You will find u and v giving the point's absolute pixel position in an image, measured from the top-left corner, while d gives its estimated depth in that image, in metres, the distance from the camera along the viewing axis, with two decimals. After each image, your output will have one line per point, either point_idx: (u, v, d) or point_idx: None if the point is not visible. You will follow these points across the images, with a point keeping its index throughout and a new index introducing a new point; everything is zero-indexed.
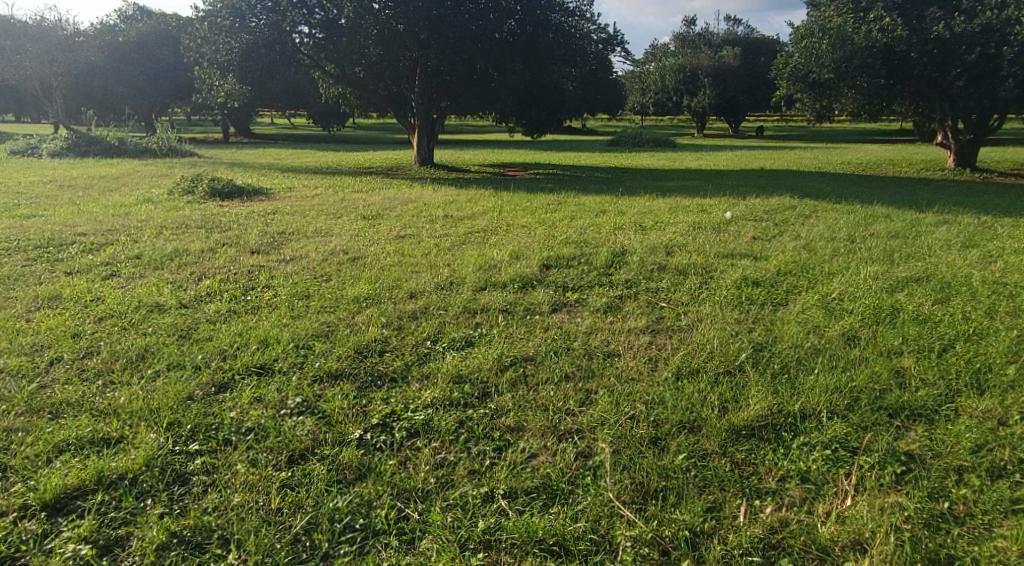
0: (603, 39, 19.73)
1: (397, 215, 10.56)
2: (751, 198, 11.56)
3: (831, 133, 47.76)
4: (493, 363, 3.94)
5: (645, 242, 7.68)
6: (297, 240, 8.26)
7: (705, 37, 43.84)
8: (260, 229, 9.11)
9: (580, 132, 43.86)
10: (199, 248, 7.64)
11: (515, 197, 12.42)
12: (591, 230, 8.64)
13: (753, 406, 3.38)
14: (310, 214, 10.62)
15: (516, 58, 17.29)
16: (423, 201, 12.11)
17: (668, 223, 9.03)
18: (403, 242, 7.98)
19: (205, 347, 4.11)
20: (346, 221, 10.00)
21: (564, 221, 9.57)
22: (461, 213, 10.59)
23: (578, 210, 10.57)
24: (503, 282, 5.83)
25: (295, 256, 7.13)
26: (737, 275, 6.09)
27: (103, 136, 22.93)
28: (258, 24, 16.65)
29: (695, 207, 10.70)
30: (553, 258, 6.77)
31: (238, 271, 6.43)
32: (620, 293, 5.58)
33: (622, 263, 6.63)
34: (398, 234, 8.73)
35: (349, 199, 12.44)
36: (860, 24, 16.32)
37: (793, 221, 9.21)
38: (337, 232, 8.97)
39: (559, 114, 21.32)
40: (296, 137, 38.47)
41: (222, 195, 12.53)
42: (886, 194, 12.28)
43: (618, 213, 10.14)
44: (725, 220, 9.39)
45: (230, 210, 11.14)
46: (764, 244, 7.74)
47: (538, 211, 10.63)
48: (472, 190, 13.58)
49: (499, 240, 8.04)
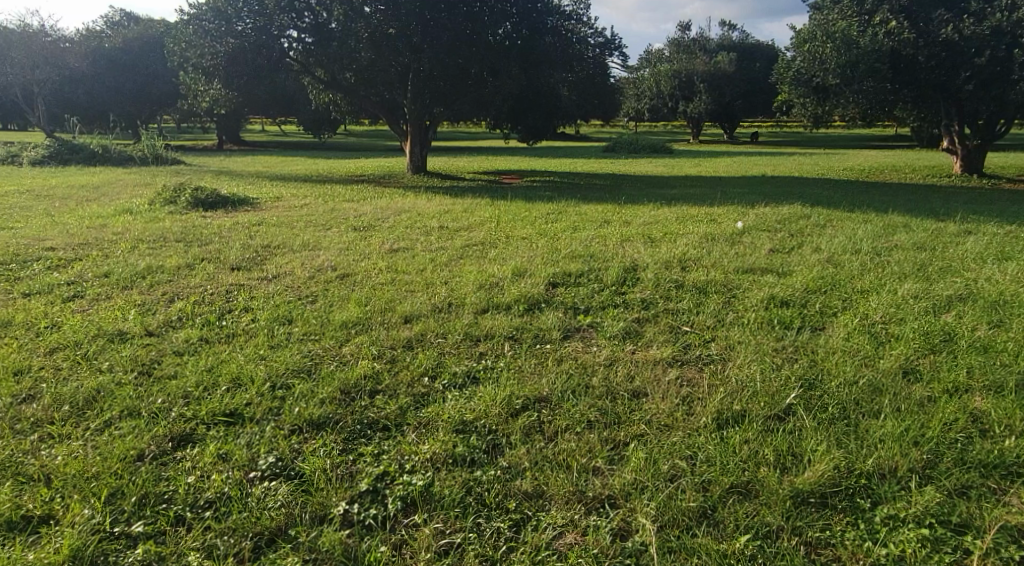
0: (600, 43, 19.28)
1: (390, 225, 10.02)
2: (760, 206, 11.09)
3: (828, 139, 47.52)
4: (503, 407, 3.39)
5: (657, 256, 7.17)
6: (282, 255, 7.71)
7: (700, 42, 43.55)
8: (243, 242, 8.56)
9: (575, 139, 43.49)
10: (175, 264, 7.08)
11: (513, 206, 11.91)
12: (598, 243, 8.13)
13: (819, 468, 2.84)
14: (298, 226, 10.07)
15: (513, 63, 16.80)
16: (418, 210, 11.58)
17: (678, 235, 8.53)
18: (397, 257, 7.45)
19: (164, 387, 3.54)
20: (335, 233, 9.45)
21: (567, 232, 9.06)
22: (458, 223, 10.08)
23: (581, 220, 10.06)
24: (507, 304, 5.29)
25: (279, 274, 6.57)
26: (762, 293, 5.58)
27: (86, 143, 22.33)
28: (245, 28, 16.12)
29: (703, 217, 10.21)
30: (560, 275, 6.25)
31: (215, 292, 5.87)
32: (637, 316, 5.04)
33: (635, 280, 6.11)
34: (391, 247, 8.21)
35: (340, 209, 11.91)
36: (865, 28, 15.86)
37: (810, 231, 8.73)
38: (326, 245, 8.42)
39: (556, 120, 20.85)
40: (286, 144, 37.94)
41: (206, 206, 11.97)
42: (899, 203, 11.83)
43: (623, 224, 9.64)
44: (738, 231, 8.90)
45: (214, 221, 10.58)
46: (783, 258, 7.23)
47: (539, 221, 10.11)
48: (469, 199, 13.06)
49: (500, 254, 7.52)
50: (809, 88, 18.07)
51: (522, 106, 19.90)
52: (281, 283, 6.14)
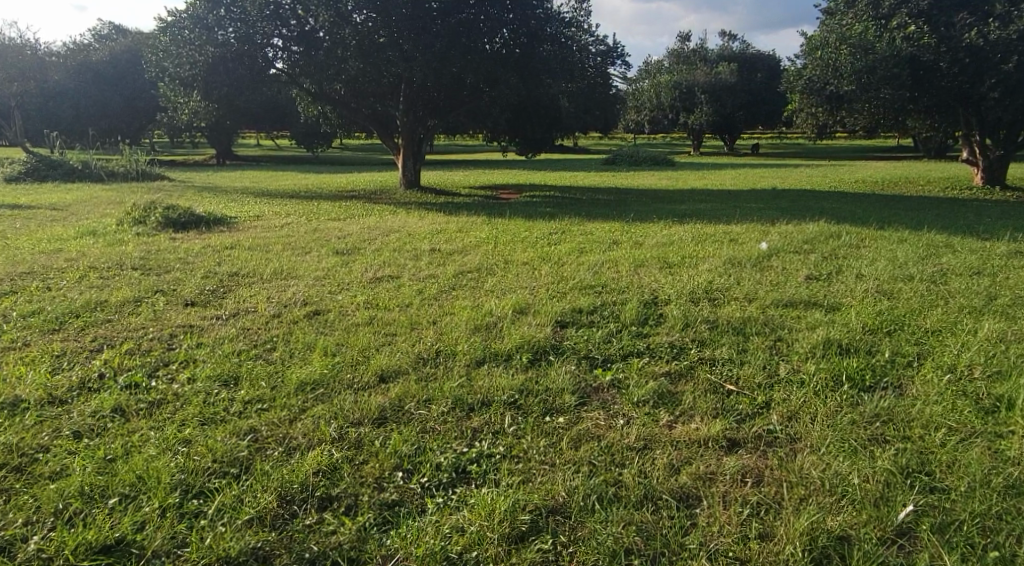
0: (602, 51, 18.36)
1: (375, 248, 9.08)
2: (782, 224, 10.20)
3: (831, 151, 46.74)
4: (502, 529, 2.51)
5: (681, 286, 6.22)
6: (250, 286, 6.75)
7: (700, 53, 43.37)
8: (209, 271, 7.60)
9: (575, 152, 42.69)
10: (121, 299, 6.11)
11: (512, 225, 10.99)
12: (610, 269, 7.17)
13: None
14: (274, 249, 9.12)
15: (511, 72, 15.91)
16: (409, 230, 10.65)
17: (699, 258, 7.59)
18: (382, 288, 6.48)
19: (34, 498, 2.62)
20: (314, 258, 8.50)
21: (572, 257, 8.12)
22: (451, 245, 9.13)
23: (587, 242, 9.14)
24: (506, 354, 4.34)
25: (240, 311, 5.60)
26: (819, 335, 4.60)
27: (65, 159, 21.36)
28: (226, 36, 15.21)
29: (722, 236, 9.29)
30: (569, 313, 5.28)
31: (155, 337, 4.88)
32: (668, 370, 4.08)
33: (659, 319, 5.17)
34: (375, 275, 7.27)
35: (324, 230, 10.95)
36: (882, 33, 15.03)
37: (843, 254, 7.82)
38: (303, 273, 7.46)
39: (555, 131, 19.98)
40: (280, 159, 37.04)
41: (177, 227, 10.99)
42: (930, 218, 10.95)
43: (634, 246, 8.73)
44: (764, 254, 7.96)
45: (182, 244, 9.62)
46: (823, 286, 6.29)
47: (541, 242, 9.19)
48: (464, 216, 12.14)
49: (498, 283, 6.59)
50: (822, 97, 17.24)
51: (520, 117, 19.04)
52: (237, 325, 5.17)
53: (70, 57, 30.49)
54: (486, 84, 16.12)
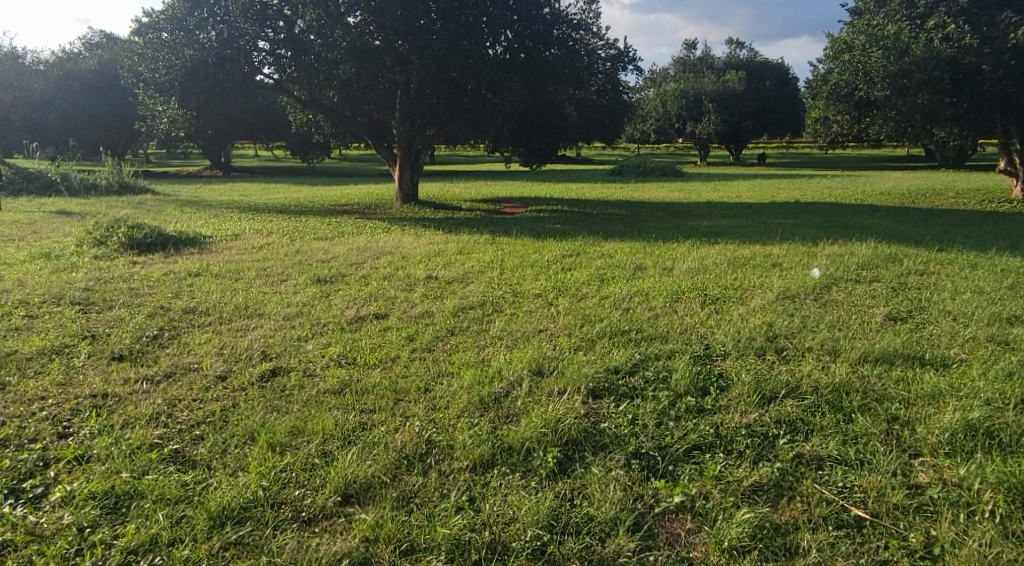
0: (612, 56, 17.16)
1: (362, 276, 7.88)
2: (826, 245, 9.00)
3: (842, 160, 45.55)
4: None
5: (738, 332, 5.00)
6: (202, 331, 5.53)
7: (707, 61, 42.52)
8: (161, 307, 6.38)
9: (579, 163, 41.59)
10: (36, 350, 4.88)
11: (519, 246, 9.81)
12: (642, 307, 5.94)
13: None
14: (246, 277, 7.91)
15: (515, 77, 14.66)
16: (403, 252, 9.44)
17: (746, 291, 6.37)
18: (363, 336, 5.24)
19: None
20: (289, 288, 7.28)
21: (592, 288, 6.92)
22: (451, 272, 7.94)
23: (607, 268, 7.94)
24: (525, 449, 3.12)
25: (174, 372, 4.35)
26: (951, 414, 3.38)
27: (42, 171, 20.14)
28: (207, 38, 14.10)
29: (763, 261, 8.08)
30: (602, 375, 4.04)
31: (47, 414, 3.63)
32: (758, 479, 2.88)
33: (725, 385, 3.94)
34: (357, 312, 6.05)
35: (308, 251, 9.76)
36: (917, 34, 13.82)
37: (915, 284, 6.61)
38: (273, 309, 6.24)
39: (561, 141, 18.78)
40: (275, 170, 35.79)
41: (142, 249, 9.76)
42: (989, 236, 9.76)
43: (663, 273, 7.55)
44: (819, 284, 6.75)
45: (143, 270, 8.40)
46: (913, 329, 5.06)
47: (553, 269, 7.98)
48: (465, 234, 10.95)
49: (507, 328, 5.38)
50: (850, 104, 16.06)
51: (523, 126, 17.86)
52: (164, 396, 3.93)
53: (56, 65, 29.45)
54: (488, 90, 14.91)
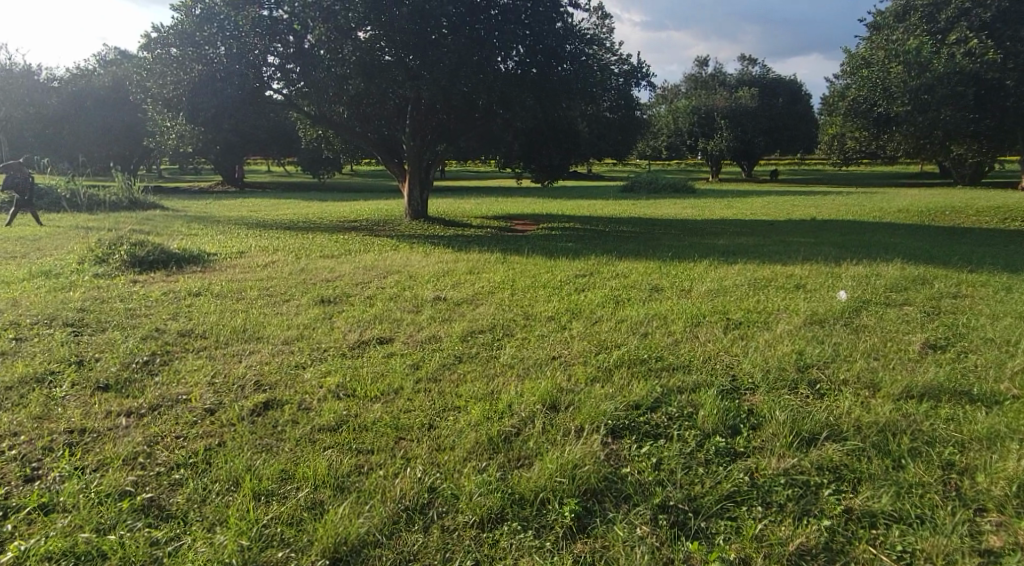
0: (625, 71, 16.84)
1: (367, 296, 7.58)
2: (849, 265, 8.65)
3: (855, 177, 45.11)
4: None
5: (767, 362, 4.66)
6: (196, 357, 5.23)
7: (719, 78, 42.33)
8: (157, 330, 6.10)
9: (590, 180, 41.33)
10: (19, 377, 4.60)
11: (530, 265, 9.51)
12: (661, 332, 5.61)
13: None
14: (247, 297, 7.64)
15: (527, 92, 14.43)
16: (410, 271, 9.15)
17: (771, 315, 6.02)
18: (365, 363, 4.92)
19: None
20: (291, 309, 7.00)
21: (606, 310, 6.59)
22: (459, 293, 7.64)
23: (622, 290, 7.61)
24: (541, 501, 2.85)
25: (160, 404, 4.04)
26: (1015, 463, 3.06)
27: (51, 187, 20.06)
28: (216, 53, 13.97)
29: (785, 282, 7.73)
30: (623, 411, 3.71)
31: (15, 454, 3.33)
32: (802, 541, 2.64)
33: (757, 422, 3.61)
34: (360, 336, 5.74)
35: (313, 270, 9.49)
36: (939, 49, 13.49)
37: (949, 308, 6.24)
38: (273, 333, 5.94)
39: (573, 157, 18.52)
40: (286, 185, 35.76)
41: (144, 266, 9.51)
42: (1018, 257, 9.38)
43: (681, 294, 7.23)
44: (848, 307, 6.39)
45: (142, 289, 8.14)
46: (956, 358, 4.69)
47: (565, 290, 7.67)
48: (474, 252, 10.67)
49: (518, 354, 5.05)
50: (869, 120, 15.71)
51: (535, 142, 17.62)
52: (148, 432, 3.62)
53: (69, 82, 29.56)
54: (499, 106, 14.68)
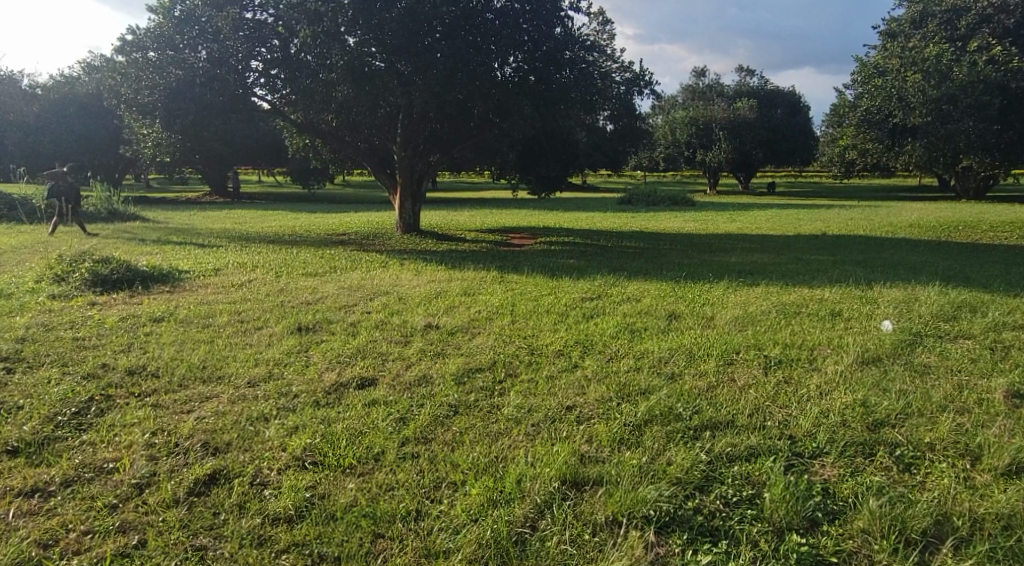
0: (627, 79, 15.73)
1: (350, 324, 6.74)
2: (882, 289, 7.88)
3: (852, 190, 44.65)
4: None
5: (830, 416, 3.85)
6: (138, 404, 4.38)
7: (716, 89, 41.82)
8: (101, 368, 5.23)
9: (586, 191, 40.64)
10: None
11: (532, 286, 8.70)
12: (692, 374, 4.77)
13: None
14: (216, 324, 6.77)
15: (524, 100, 13.65)
16: (400, 293, 8.31)
17: (815, 352, 5.22)
18: (340, 415, 4.08)
19: None
20: (263, 340, 6.15)
21: (622, 343, 5.78)
22: (453, 320, 6.80)
23: (636, 318, 6.79)
24: None
25: (75, 478, 3.19)
26: None
27: (26, 197, 19.17)
28: (196, 57, 13.16)
29: (817, 308, 6.95)
30: (666, 496, 2.94)
31: None
32: None
33: (834, 514, 2.86)
34: (336, 377, 4.88)
35: (292, 290, 8.64)
36: (961, 56, 12.81)
37: (1015, 344, 5.45)
38: (235, 373, 5.08)
39: (572, 168, 17.75)
40: (275, 196, 34.91)
41: (107, 286, 8.62)
42: None
43: (702, 324, 6.44)
44: (898, 340, 5.60)
45: (100, 313, 7.27)
46: None
47: (573, 318, 6.86)
48: (470, 271, 9.85)
49: (524, 405, 4.24)
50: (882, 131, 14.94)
51: (532, 152, 16.84)
52: (44, 534, 2.79)
53: (53, 89, 28.76)
54: (494, 114, 13.91)
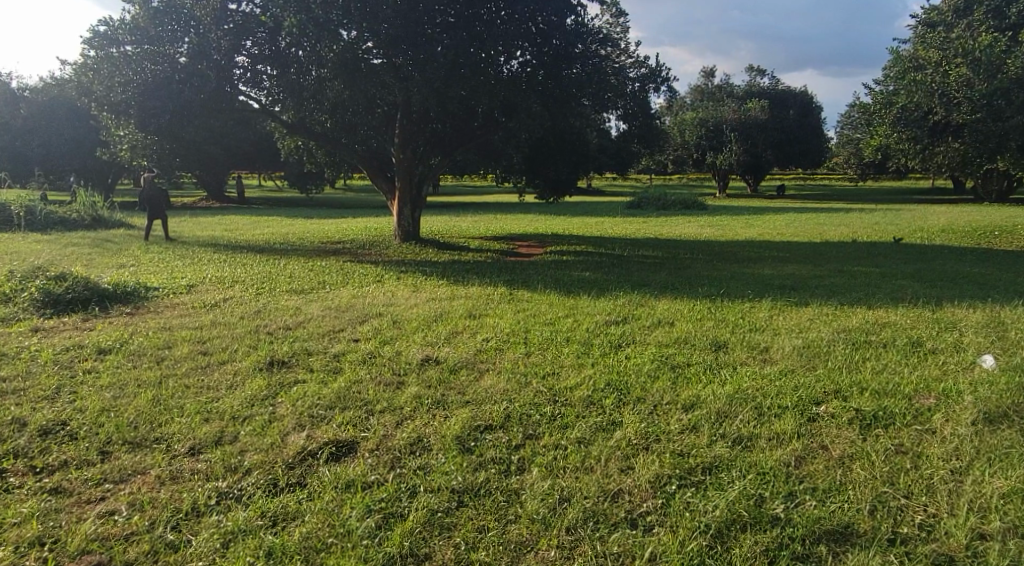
0: (642, 75, 14.51)
1: (332, 358, 5.64)
2: (954, 310, 6.76)
3: (865, 192, 43.56)
4: None
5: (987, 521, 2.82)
6: (34, 486, 3.28)
7: (726, 89, 40.74)
8: (11, 425, 4.12)
9: (592, 195, 39.50)
10: None
11: (544, 304, 7.60)
12: (768, 442, 3.65)
13: None
14: (172, 360, 5.66)
15: (534, 98, 12.55)
16: (394, 314, 7.20)
17: (920, 405, 4.08)
18: (300, 511, 2.99)
19: None
20: (223, 382, 5.03)
21: (668, 388, 4.63)
22: (455, 352, 5.66)
23: (676, 349, 5.66)
24: None
25: None
26: None
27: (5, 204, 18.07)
28: (174, 51, 12.05)
29: (889, 337, 5.83)
30: None
31: None
32: None
33: None
34: (303, 442, 3.78)
35: (272, 311, 7.54)
36: (1015, 46, 11.70)
37: None
38: (175, 436, 3.96)
39: (582, 170, 16.61)
40: (274, 201, 33.88)
41: (58, 307, 7.49)
42: None
43: (758, 359, 5.30)
44: (1014, 383, 4.46)
45: (39, 344, 6.14)
46: None
47: (600, 349, 5.73)
48: (474, 287, 8.75)
49: (551, 490, 3.15)
50: (922, 131, 13.77)
51: (540, 153, 15.72)
52: None
53: (42, 91, 27.74)
54: (501, 113, 12.81)
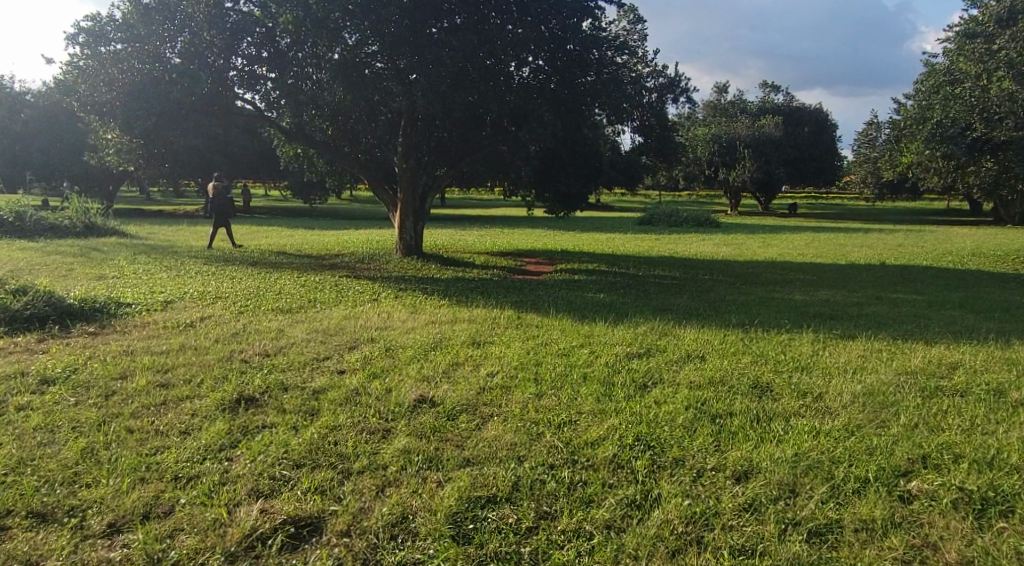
0: (661, 85, 13.70)
1: (310, 396, 4.79)
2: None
3: (879, 212, 42.68)
4: None
5: None
6: None
7: (740, 104, 39.95)
8: None
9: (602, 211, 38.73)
10: None
11: (557, 331, 6.76)
12: (856, 535, 2.83)
13: None
14: (123, 394, 4.82)
15: (547, 107, 11.76)
16: (388, 341, 6.36)
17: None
18: None
19: None
20: (175, 426, 4.19)
21: (713, 447, 3.76)
22: (454, 392, 4.80)
23: (714, 393, 4.79)
24: None
25: None
26: None
27: None
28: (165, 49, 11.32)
29: (963, 383, 4.96)
30: None
31: None
32: None
33: None
34: (253, 525, 2.95)
35: (251, 334, 6.71)
36: None
37: None
38: (94, 506, 3.13)
39: (594, 184, 15.79)
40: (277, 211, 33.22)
41: (13, 325, 6.67)
42: None
43: (816, 408, 4.43)
44: None
45: None
46: None
47: (625, 390, 4.87)
48: (478, 309, 7.90)
49: None
50: (958, 148, 12.81)
51: (551, 165, 14.92)
52: None
53: (44, 96, 27.14)
54: (511, 122, 12.04)
